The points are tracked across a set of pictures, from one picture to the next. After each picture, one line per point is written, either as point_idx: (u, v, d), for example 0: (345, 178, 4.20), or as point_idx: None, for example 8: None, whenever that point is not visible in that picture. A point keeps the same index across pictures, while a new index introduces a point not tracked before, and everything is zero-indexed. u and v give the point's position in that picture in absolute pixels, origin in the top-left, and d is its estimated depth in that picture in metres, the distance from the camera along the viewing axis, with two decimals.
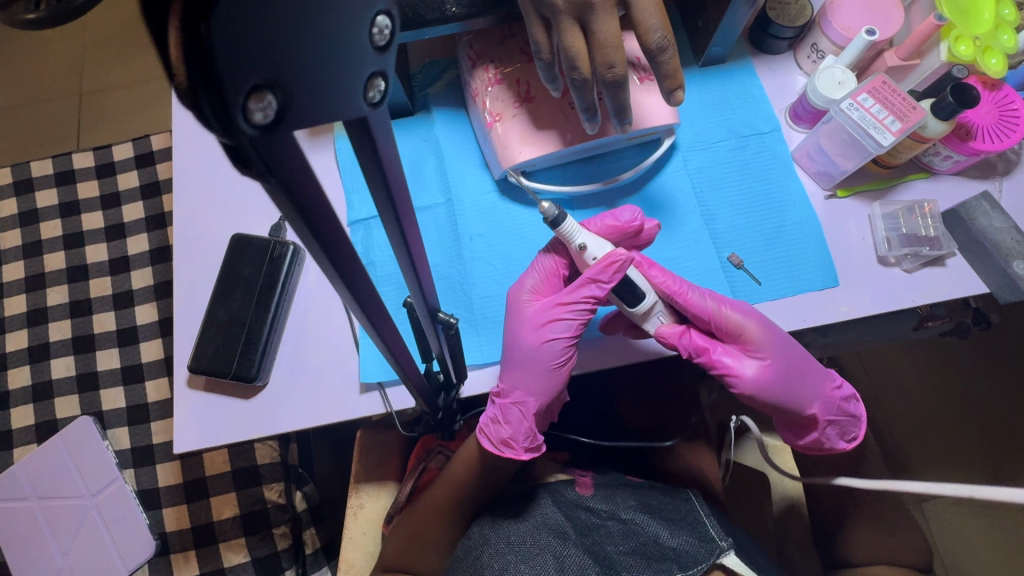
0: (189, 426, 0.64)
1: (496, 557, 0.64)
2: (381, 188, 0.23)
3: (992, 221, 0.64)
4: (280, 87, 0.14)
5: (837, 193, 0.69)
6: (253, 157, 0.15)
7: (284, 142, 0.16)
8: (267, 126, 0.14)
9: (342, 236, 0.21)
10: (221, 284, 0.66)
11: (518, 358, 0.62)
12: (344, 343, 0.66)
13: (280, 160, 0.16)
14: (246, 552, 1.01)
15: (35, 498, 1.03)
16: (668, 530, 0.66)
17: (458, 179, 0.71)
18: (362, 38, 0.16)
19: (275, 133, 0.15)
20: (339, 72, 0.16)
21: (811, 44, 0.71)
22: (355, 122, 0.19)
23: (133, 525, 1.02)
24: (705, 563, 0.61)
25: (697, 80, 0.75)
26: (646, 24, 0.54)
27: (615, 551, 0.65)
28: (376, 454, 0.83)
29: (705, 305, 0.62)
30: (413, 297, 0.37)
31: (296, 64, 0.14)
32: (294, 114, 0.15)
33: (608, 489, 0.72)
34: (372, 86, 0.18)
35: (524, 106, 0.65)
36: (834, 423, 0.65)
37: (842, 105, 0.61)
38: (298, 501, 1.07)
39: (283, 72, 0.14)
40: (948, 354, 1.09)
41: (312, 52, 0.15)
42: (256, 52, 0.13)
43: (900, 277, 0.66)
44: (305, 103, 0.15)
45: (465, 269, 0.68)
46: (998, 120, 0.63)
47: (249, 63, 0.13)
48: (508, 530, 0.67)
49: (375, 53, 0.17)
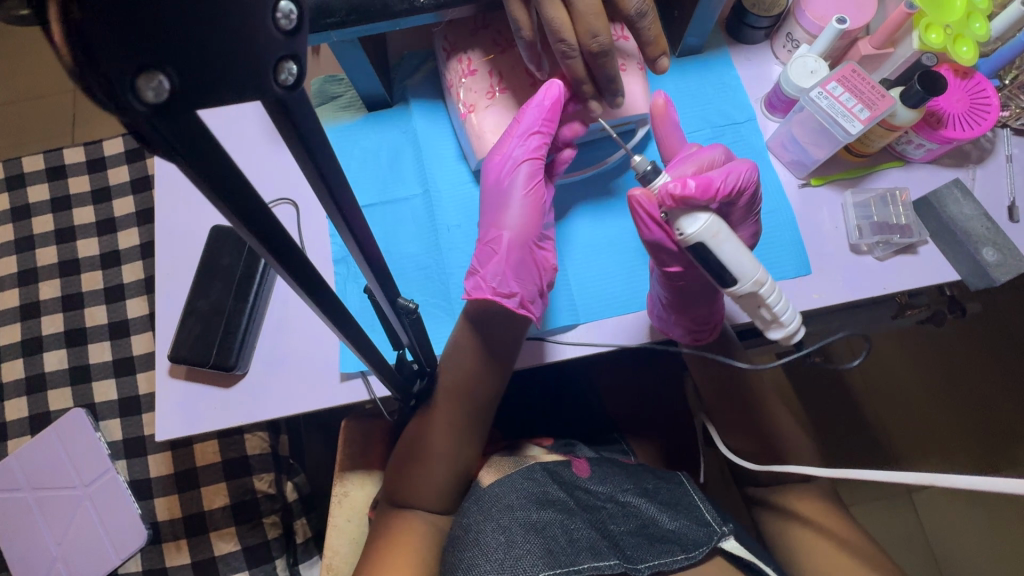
0: (170, 413, 0.65)
1: (500, 538, 0.57)
2: (317, 169, 0.24)
3: (963, 209, 0.64)
4: (170, 67, 0.15)
5: (810, 182, 0.70)
6: (150, 133, 0.16)
7: (185, 121, 0.17)
8: (159, 103, 0.16)
9: (262, 208, 0.22)
10: (201, 275, 0.67)
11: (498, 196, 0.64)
12: (323, 334, 0.66)
13: (183, 135, 0.17)
14: (237, 541, 1.03)
15: (29, 489, 1.05)
16: (666, 512, 0.63)
17: (435, 171, 0.72)
18: (266, 25, 0.17)
19: (169, 110, 0.16)
20: (243, 57, 0.17)
21: (786, 33, 0.71)
22: (274, 105, 0.20)
23: (125, 515, 1.04)
24: (706, 546, 0.60)
25: (674, 70, 0.75)
26: None
27: (618, 531, 0.62)
28: (361, 443, 0.84)
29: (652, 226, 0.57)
30: (370, 281, 0.37)
31: (182, 45, 0.16)
32: (187, 93, 0.16)
33: (602, 469, 0.68)
34: (283, 69, 0.18)
35: (498, 96, 0.66)
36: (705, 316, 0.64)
37: (812, 94, 0.61)
38: (289, 491, 1.08)
39: (167, 53, 0.15)
40: (927, 342, 1.10)
41: (199, 36, 0.16)
42: (139, 33, 0.15)
43: (872, 265, 0.66)
44: (200, 85, 0.17)
45: (443, 259, 0.69)
46: (970, 108, 0.63)
47: (131, 45, 0.15)
48: (511, 506, 0.61)
49: (286, 40, 0.18)
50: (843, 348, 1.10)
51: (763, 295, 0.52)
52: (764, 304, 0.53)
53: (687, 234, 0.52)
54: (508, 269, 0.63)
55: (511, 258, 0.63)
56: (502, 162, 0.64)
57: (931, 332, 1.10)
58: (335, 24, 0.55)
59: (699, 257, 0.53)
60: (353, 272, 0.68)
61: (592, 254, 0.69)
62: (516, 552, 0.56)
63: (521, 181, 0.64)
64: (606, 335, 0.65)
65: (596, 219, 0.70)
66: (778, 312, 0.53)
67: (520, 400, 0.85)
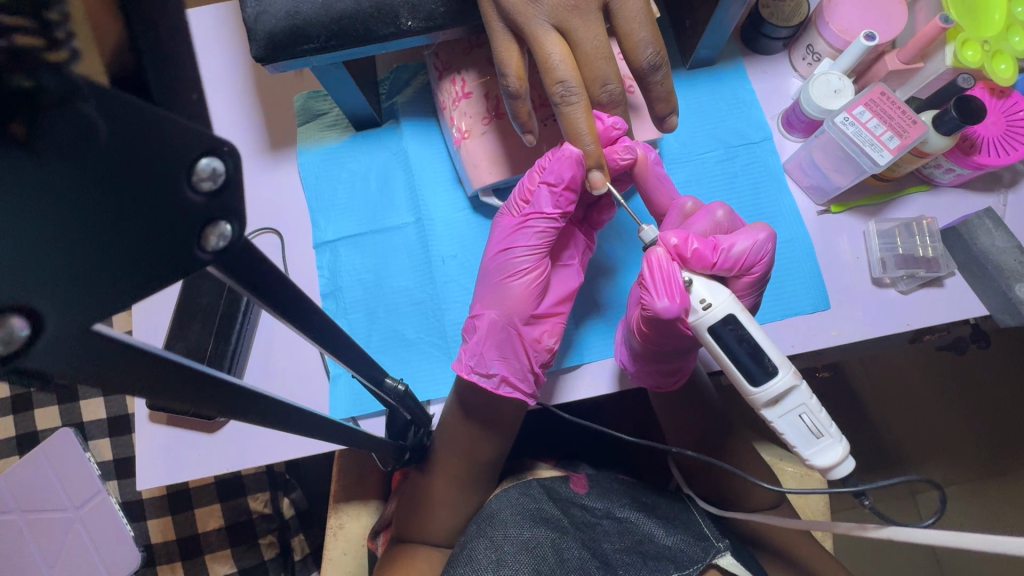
0: (152, 461, 0.62)
1: (491, 550, 0.54)
2: (261, 299, 0.23)
3: (994, 241, 0.59)
4: (31, 307, 0.15)
5: (830, 209, 0.65)
6: (13, 373, 0.16)
7: (79, 338, 0.17)
8: (10, 351, 0.15)
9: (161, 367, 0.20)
10: (177, 316, 0.60)
11: (494, 269, 0.59)
12: (312, 375, 0.62)
13: (80, 361, 0.17)
14: (232, 564, 0.89)
15: (20, 511, 0.83)
16: (663, 529, 0.59)
17: (428, 197, 0.67)
18: (183, 195, 0.17)
19: (32, 352, 0.16)
20: (154, 244, 0.17)
21: (806, 45, 0.66)
22: (190, 269, 0.18)
23: (116, 537, 0.83)
24: (700, 563, 0.56)
25: (684, 84, 0.70)
26: (635, 37, 0.49)
27: (611, 548, 0.57)
28: (358, 470, 0.69)
29: (662, 276, 0.48)
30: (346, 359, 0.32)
31: (71, 264, 0.16)
32: (75, 316, 0.16)
33: (601, 484, 0.64)
34: (212, 234, 0.18)
35: (493, 122, 0.60)
36: (677, 373, 0.60)
37: (837, 119, 0.57)
38: (285, 508, 0.91)
39: (46, 292, 0.16)
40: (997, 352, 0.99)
41: (88, 253, 0.16)
42: (14, 273, 0.15)
43: (895, 299, 0.62)
44: (100, 292, 0.17)
45: (438, 295, 0.65)
46: (1006, 131, 0.58)
47: (8, 292, 0.15)
48: (502, 522, 0.56)
49: (207, 202, 0.17)
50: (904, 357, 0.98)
51: (804, 395, 0.44)
52: (804, 409, 0.44)
53: (712, 306, 0.46)
54: (489, 347, 0.57)
55: (493, 334, 0.57)
56: (505, 231, 0.59)
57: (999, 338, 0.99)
58: (315, 50, 0.50)
59: (727, 339, 0.45)
60: (344, 307, 0.65)
61: (593, 291, 0.66)
62: (502, 571, 0.52)
63: (519, 256, 0.58)
64: (609, 377, 0.62)
65: (599, 249, 0.67)
66: (822, 426, 0.44)
67: (529, 427, 0.80)
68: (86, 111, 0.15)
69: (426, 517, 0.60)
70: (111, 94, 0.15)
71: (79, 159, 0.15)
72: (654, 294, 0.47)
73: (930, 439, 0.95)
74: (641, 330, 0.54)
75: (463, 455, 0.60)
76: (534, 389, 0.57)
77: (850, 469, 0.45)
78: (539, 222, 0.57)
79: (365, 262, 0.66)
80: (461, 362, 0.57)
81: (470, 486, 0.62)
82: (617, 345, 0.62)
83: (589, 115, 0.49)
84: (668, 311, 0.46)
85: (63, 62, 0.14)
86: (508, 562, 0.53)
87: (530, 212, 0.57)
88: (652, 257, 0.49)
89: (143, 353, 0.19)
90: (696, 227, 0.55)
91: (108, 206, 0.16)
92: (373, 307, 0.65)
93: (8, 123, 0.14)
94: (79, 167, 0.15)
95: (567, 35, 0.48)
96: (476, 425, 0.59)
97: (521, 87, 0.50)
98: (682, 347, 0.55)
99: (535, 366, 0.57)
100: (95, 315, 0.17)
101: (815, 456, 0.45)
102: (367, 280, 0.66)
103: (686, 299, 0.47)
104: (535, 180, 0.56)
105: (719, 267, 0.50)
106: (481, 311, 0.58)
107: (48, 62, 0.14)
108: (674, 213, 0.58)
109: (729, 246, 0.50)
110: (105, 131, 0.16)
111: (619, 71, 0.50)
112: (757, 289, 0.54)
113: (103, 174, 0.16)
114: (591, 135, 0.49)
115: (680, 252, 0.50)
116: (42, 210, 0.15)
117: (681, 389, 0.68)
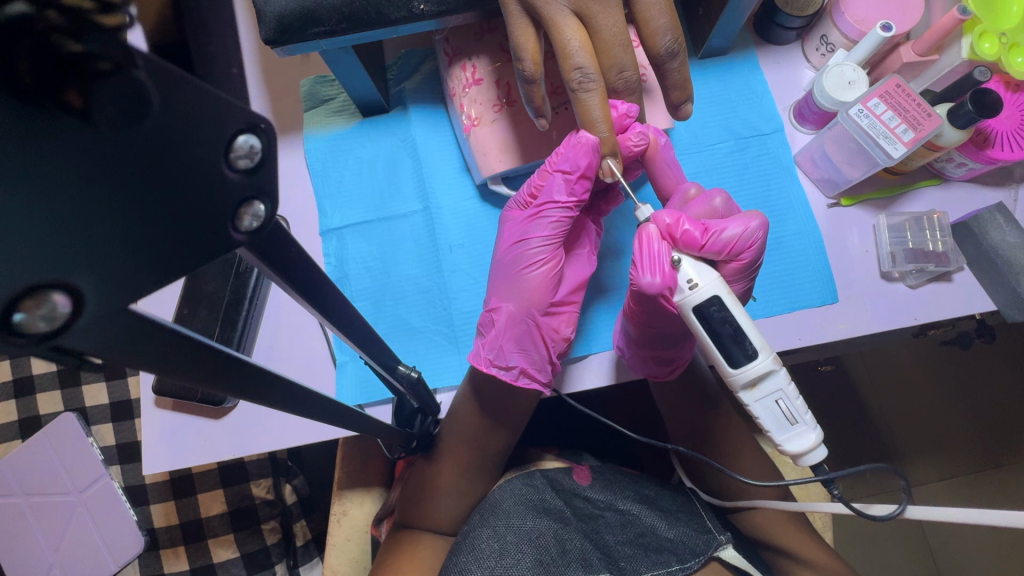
0: (156, 446, 0.62)
1: (493, 540, 0.54)
2: (280, 277, 0.23)
3: (1006, 236, 0.59)
4: (74, 283, 0.15)
5: (840, 201, 0.65)
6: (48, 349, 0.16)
7: (112, 317, 0.17)
8: (51, 329, 0.15)
9: (189, 351, 0.20)
10: (184, 301, 0.60)
11: (507, 261, 0.58)
12: (319, 361, 0.62)
13: (111, 338, 0.17)
14: (235, 549, 0.87)
15: (23, 494, 0.83)
16: (665, 521, 0.59)
17: (436, 184, 0.67)
18: (222, 172, 0.17)
19: (67, 332, 0.15)
20: (190, 220, 0.17)
21: (820, 35, 0.65)
22: (223, 252, 0.18)
23: (120, 520, 0.82)
24: (703, 556, 0.56)
25: (695, 74, 0.70)
26: (654, 22, 0.48)
27: (613, 541, 0.57)
28: (362, 456, 0.69)
29: (646, 255, 0.49)
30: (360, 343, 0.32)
31: (108, 242, 0.16)
32: (112, 296, 0.16)
33: (604, 476, 0.64)
34: (245, 215, 0.18)
35: (504, 110, 0.59)
36: (676, 361, 0.61)
37: (850, 111, 0.56)
38: (288, 494, 0.90)
39: (85, 267, 0.16)
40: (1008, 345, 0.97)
41: (129, 228, 0.16)
42: (48, 248, 0.15)
43: (903, 293, 0.62)
44: (134, 271, 0.17)
45: (446, 283, 0.65)
46: (1020, 125, 0.58)
47: (46, 268, 0.15)
48: (505, 512, 0.57)
49: (244, 179, 0.18)
50: (910, 352, 0.97)
51: (784, 382, 0.44)
52: (781, 394, 0.44)
53: (698, 286, 0.45)
54: (507, 340, 0.57)
55: (511, 327, 0.57)
56: (517, 222, 0.59)
57: (1005, 331, 0.97)
58: (325, 33, 0.49)
59: (712, 320, 0.44)
60: (351, 293, 0.65)
61: (598, 281, 0.66)
62: (505, 561, 0.52)
63: (532, 246, 0.57)
64: (608, 367, 0.62)
65: (609, 239, 0.67)
66: (796, 413, 0.44)
67: (534, 417, 0.80)
68: (139, 77, 0.15)
69: (430, 506, 0.60)
70: (166, 68, 0.15)
71: (129, 128, 0.15)
72: (637, 272, 0.49)
73: (932, 432, 0.95)
74: (632, 311, 0.55)
75: (468, 443, 0.60)
76: (550, 378, 0.57)
77: (820, 457, 0.46)
78: (551, 213, 0.57)
79: (371, 249, 0.66)
80: (479, 356, 0.57)
81: (474, 475, 0.62)
82: (616, 333, 0.62)
83: (605, 103, 0.49)
84: (651, 287, 0.48)
85: (118, 27, 0.14)
86: (510, 551, 0.53)
87: (543, 202, 0.57)
88: (642, 237, 0.50)
89: (169, 333, 0.19)
90: (693, 211, 0.54)
91: (146, 181, 0.16)
92: (379, 295, 0.65)
93: (62, 91, 0.14)
94: (123, 140, 0.15)
95: (586, 21, 0.47)
96: (483, 414, 0.59)
97: (536, 71, 0.49)
98: (676, 330, 0.55)
99: (553, 356, 0.58)
100: (131, 295, 0.16)
101: (789, 442, 0.45)
102: (375, 268, 0.65)
103: (668, 279, 0.48)
104: (546, 170, 0.56)
105: (710, 249, 0.49)
106: (498, 304, 0.58)
107: (103, 26, 0.14)
108: (679, 197, 0.58)
109: (719, 229, 0.49)
110: (157, 102, 0.15)
111: (636, 58, 0.49)
112: (747, 275, 0.53)
113: (147, 147, 0.16)
114: (606, 123, 0.49)
115: (668, 233, 0.50)
116: (86, 181, 0.15)
117: (686, 379, 0.68)
